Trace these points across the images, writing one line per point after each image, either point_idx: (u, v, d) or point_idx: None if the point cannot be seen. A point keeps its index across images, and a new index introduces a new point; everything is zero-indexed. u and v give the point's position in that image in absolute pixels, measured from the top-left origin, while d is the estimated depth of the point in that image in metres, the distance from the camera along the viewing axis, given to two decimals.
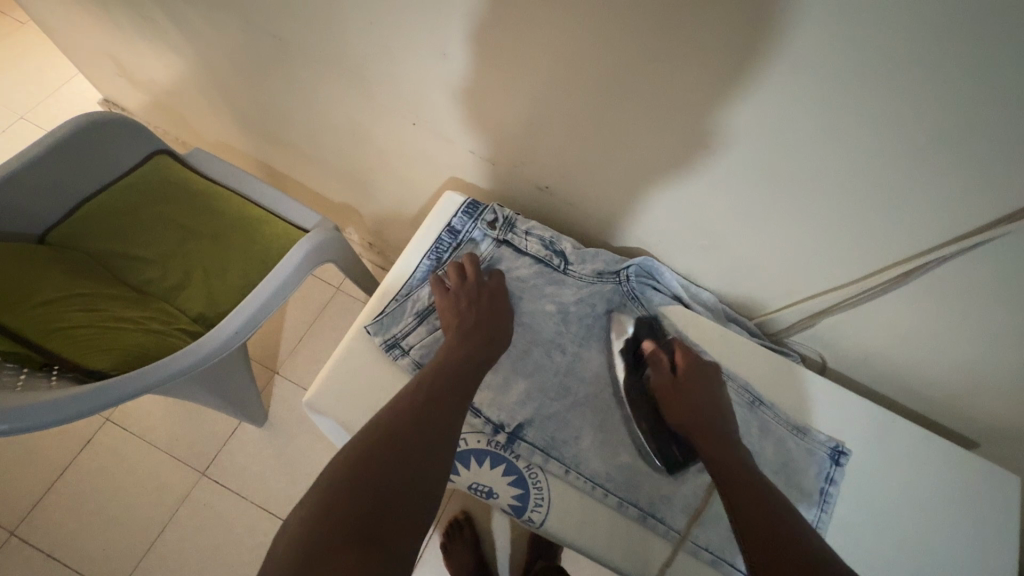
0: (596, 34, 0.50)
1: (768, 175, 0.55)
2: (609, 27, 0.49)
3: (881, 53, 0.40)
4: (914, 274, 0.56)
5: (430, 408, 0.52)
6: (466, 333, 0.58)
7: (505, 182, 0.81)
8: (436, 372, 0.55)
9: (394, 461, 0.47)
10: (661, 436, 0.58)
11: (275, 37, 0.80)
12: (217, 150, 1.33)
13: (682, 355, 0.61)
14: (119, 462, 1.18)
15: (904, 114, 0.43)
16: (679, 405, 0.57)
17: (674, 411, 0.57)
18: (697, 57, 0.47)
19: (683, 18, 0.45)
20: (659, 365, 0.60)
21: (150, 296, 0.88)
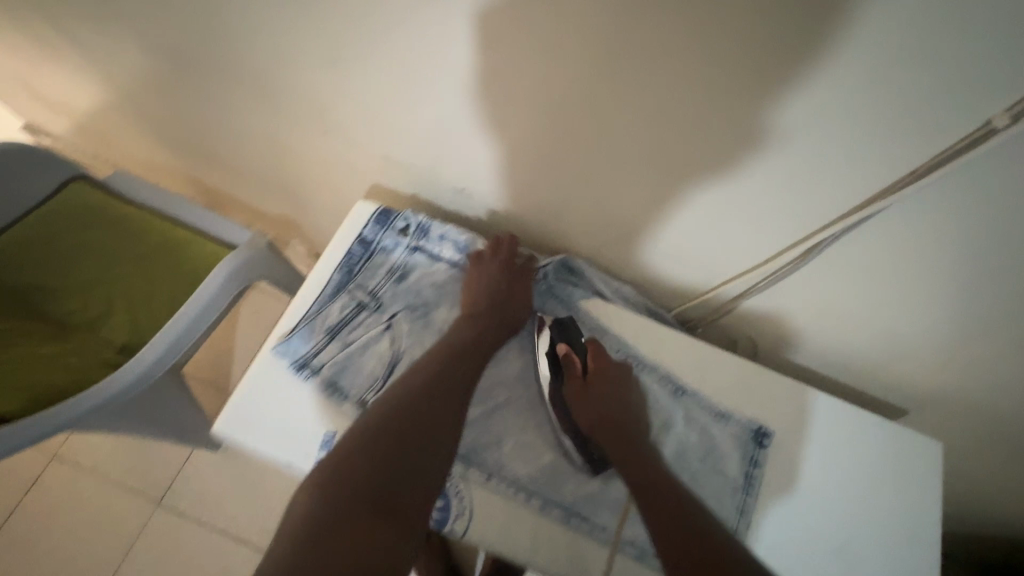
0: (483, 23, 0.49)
1: (667, 162, 0.55)
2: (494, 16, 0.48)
3: (751, 23, 0.40)
4: (817, 248, 0.57)
5: (450, 385, 0.55)
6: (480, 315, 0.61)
7: (427, 188, 0.80)
8: (453, 352, 0.57)
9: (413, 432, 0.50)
10: (581, 439, 0.57)
11: (178, 51, 0.78)
12: (148, 171, 1.29)
13: (594, 358, 0.60)
14: (69, 500, 1.15)
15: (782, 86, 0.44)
16: (590, 409, 0.57)
17: (584, 414, 0.57)
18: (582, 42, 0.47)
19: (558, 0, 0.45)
20: (570, 368, 0.60)
21: (73, 327, 0.85)
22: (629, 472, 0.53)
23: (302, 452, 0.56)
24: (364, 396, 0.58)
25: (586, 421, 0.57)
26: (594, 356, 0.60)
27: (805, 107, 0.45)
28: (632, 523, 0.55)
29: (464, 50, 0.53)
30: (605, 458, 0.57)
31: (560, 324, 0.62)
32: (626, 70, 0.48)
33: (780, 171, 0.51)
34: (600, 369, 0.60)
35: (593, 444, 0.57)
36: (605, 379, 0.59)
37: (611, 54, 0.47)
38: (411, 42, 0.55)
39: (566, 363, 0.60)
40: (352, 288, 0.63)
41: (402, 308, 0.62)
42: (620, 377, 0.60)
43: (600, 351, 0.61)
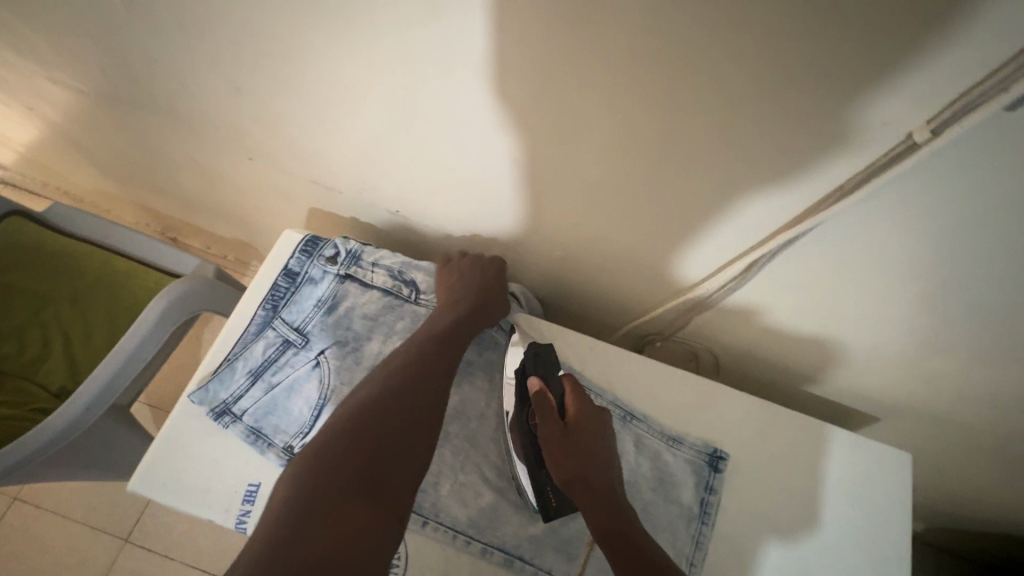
0: (380, 35, 0.46)
1: (595, 176, 0.53)
2: (389, 27, 0.45)
3: (643, 31, 0.37)
4: (756, 265, 0.54)
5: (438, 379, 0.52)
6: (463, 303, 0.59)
7: (368, 208, 0.77)
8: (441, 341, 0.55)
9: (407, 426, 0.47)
10: (543, 485, 0.52)
11: (100, 79, 0.74)
12: (99, 199, 1.25)
13: (573, 399, 0.54)
14: (30, 543, 1.11)
15: (691, 98, 0.40)
16: (564, 456, 0.51)
17: (556, 462, 0.51)
18: (481, 54, 0.44)
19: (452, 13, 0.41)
20: (545, 406, 0.53)
21: (6, 372, 0.81)
22: (603, 531, 0.47)
23: (223, 506, 0.52)
24: (291, 442, 0.54)
25: (562, 476, 0.50)
26: (572, 396, 0.54)
27: (717, 124, 0.41)
28: (580, 562, 0.52)
29: (370, 62, 0.50)
30: (559, 504, 0.52)
31: (537, 354, 0.57)
32: (530, 84, 0.45)
33: (708, 188, 0.48)
34: (580, 411, 0.54)
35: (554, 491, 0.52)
36: (584, 422, 0.53)
37: (512, 67, 0.44)
38: (318, 55, 0.52)
39: (539, 401, 0.54)
40: (276, 325, 0.59)
41: (332, 344, 0.59)
42: (599, 421, 0.54)
43: (578, 391, 0.55)
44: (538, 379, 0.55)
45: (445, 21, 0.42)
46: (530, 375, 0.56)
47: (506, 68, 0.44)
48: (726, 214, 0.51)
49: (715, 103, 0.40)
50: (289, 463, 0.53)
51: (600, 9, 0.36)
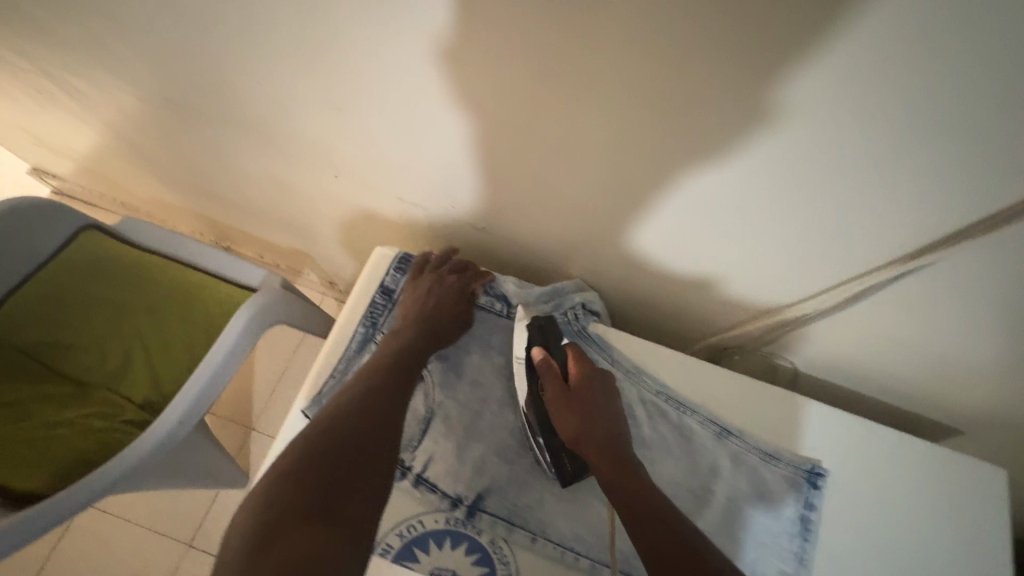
0: (507, 67, 0.47)
1: (707, 196, 0.53)
2: (518, 59, 0.45)
3: (802, 58, 0.37)
4: (868, 290, 0.55)
5: (390, 403, 0.52)
6: (419, 325, 0.60)
7: (446, 223, 0.78)
8: (389, 368, 0.55)
9: (354, 447, 0.47)
10: (558, 450, 0.56)
11: (180, 99, 0.75)
12: (156, 209, 1.27)
13: (575, 365, 0.59)
14: (98, 546, 1.14)
15: (838, 121, 0.41)
16: (570, 415, 0.55)
17: (563, 422, 0.55)
18: (615, 84, 0.44)
19: (599, 40, 0.41)
20: (549, 373, 0.58)
21: (90, 384, 0.82)
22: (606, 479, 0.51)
23: None
24: (403, 456, 0.56)
25: (569, 433, 0.54)
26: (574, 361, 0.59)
27: (867, 149, 0.42)
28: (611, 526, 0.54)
29: (485, 92, 0.50)
30: (575, 468, 0.55)
31: (539, 325, 0.61)
32: (662, 111, 0.45)
33: (829, 207, 0.49)
34: (583, 375, 0.58)
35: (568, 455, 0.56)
36: (585, 385, 0.57)
37: (647, 94, 0.44)
38: (428, 83, 0.52)
39: (544, 368, 0.58)
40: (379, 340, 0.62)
41: (433, 358, 0.61)
42: (600, 382, 0.58)
43: (580, 358, 0.59)
44: (542, 350, 0.60)
45: (590, 48, 0.42)
46: (533, 347, 0.60)
47: (640, 95, 0.45)
48: (845, 234, 0.51)
49: (866, 127, 0.40)
50: (402, 476, 0.55)
51: (770, 37, 0.36)
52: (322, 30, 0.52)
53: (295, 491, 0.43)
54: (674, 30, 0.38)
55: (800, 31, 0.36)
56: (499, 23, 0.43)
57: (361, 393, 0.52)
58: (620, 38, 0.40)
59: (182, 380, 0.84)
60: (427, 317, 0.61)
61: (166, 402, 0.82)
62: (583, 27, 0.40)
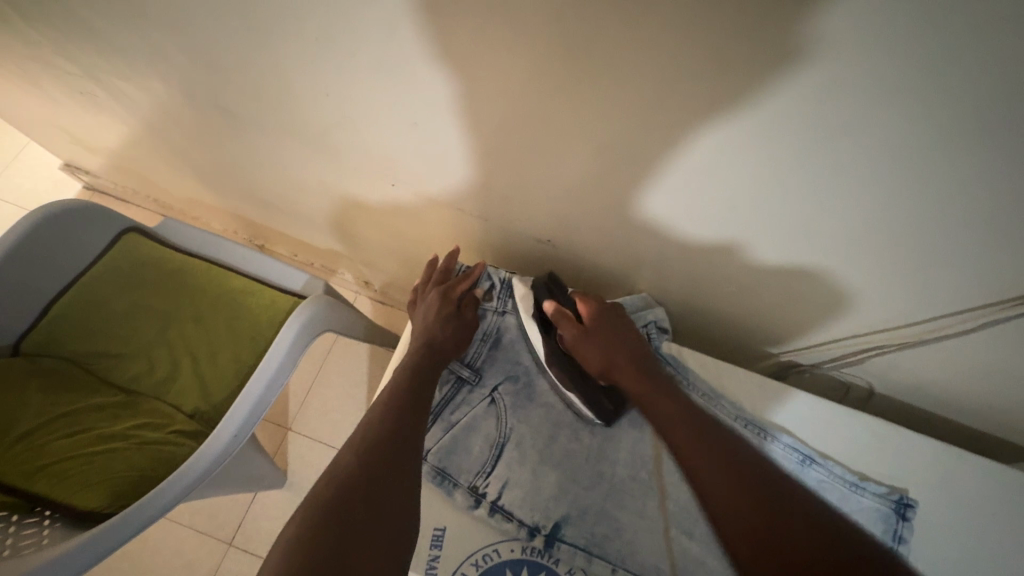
0: (615, 85, 0.44)
1: (806, 215, 0.50)
2: (629, 78, 0.42)
3: (969, 89, 0.34)
4: (972, 326, 0.52)
5: (405, 432, 0.50)
6: (425, 347, 0.58)
7: (503, 231, 0.75)
8: (410, 387, 0.54)
9: (370, 484, 0.45)
10: (595, 394, 0.56)
11: (228, 103, 0.72)
12: (190, 207, 1.25)
13: (584, 306, 0.58)
14: (141, 544, 1.15)
15: (991, 156, 0.37)
16: (595, 356, 0.56)
17: (590, 362, 0.56)
18: (737, 105, 0.41)
19: (717, 55, 0.38)
20: (564, 323, 0.58)
21: (139, 394, 0.82)
22: (657, 421, 0.53)
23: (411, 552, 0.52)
24: (475, 482, 0.54)
25: (598, 369, 0.56)
26: (584, 303, 0.58)
27: (1006, 177, 0.38)
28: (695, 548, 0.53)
29: (582, 108, 0.48)
30: (615, 405, 0.56)
31: (546, 285, 0.60)
32: (784, 134, 0.42)
33: (950, 239, 0.45)
34: (596, 315, 0.58)
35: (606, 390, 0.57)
36: (602, 320, 0.58)
37: (771, 116, 0.41)
38: (518, 97, 0.49)
39: (558, 320, 0.58)
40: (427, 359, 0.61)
41: (503, 379, 0.60)
42: (614, 317, 0.58)
43: (585, 296, 0.59)
44: (551, 303, 0.59)
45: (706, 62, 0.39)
46: (542, 303, 0.59)
47: (764, 117, 0.41)
48: (959, 266, 0.47)
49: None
50: (477, 505, 0.53)
51: (920, 57, 0.33)
52: (403, 42, 0.48)
53: (312, 536, 0.40)
54: (809, 49, 0.35)
55: (965, 55, 0.32)
56: (617, 41, 0.40)
57: (384, 413, 0.51)
58: (757, 60, 0.37)
59: (232, 389, 0.83)
60: (434, 337, 0.59)
61: (217, 412, 0.81)
62: (715, 49, 0.37)
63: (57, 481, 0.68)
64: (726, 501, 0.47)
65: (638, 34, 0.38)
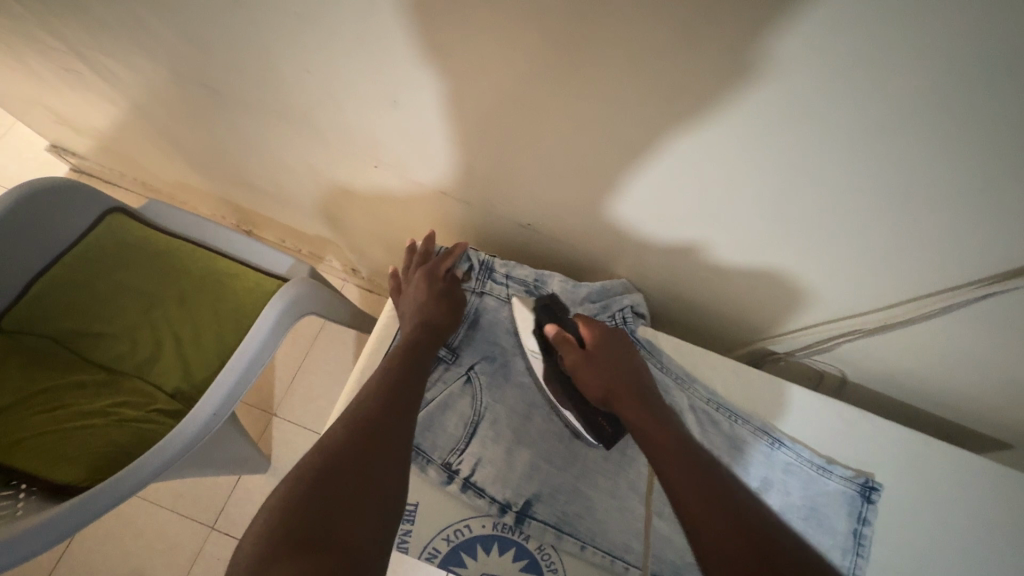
0: (588, 70, 0.44)
1: (774, 201, 0.50)
2: (602, 63, 0.43)
3: (926, 79, 0.34)
4: (936, 313, 0.54)
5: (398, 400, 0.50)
6: (418, 324, 0.59)
7: (486, 216, 0.75)
8: (398, 362, 0.55)
9: (365, 448, 0.45)
10: (594, 416, 0.56)
11: (212, 84, 0.72)
12: (178, 191, 1.25)
13: (587, 330, 0.58)
14: (123, 527, 1.15)
15: (949, 147, 0.38)
16: (594, 377, 0.55)
17: (588, 384, 0.55)
18: (706, 92, 0.42)
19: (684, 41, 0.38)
20: (565, 344, 0.57)
21: (121, 373, 0.82)
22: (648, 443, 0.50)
23: None
24: (448, 459, 0.55)
25: (595, 392, 0.55)
26: (587, 326, 0.58)
27: (964, 167, 0.39)
28: (662, 529, 0.54)
29: (557, 92, 0.48)
30: (614, 429, 0.56)
31: (545, 305, 0.60)
32: (752, 121, 0.43)
33: (914, 227, 0.46)
34: (598, 339, 0.57)
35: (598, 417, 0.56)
36: (603, 344, 0.57)
37: (740, 103, 0.41)
38: (497, 80, 0.49)
39: (560, 342, 0.57)
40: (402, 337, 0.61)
41: (479, 359, 0.61)
42: (617, 342, 0.57)
43: (590, 321, 0.59)
44: (553, 325, 0.59)
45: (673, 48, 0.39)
46: (544, 325, 0.59)
47: (732, 104, 0.42)
48: (924, 253, 0.48)
49: (980, 154, 0.38)
50: (449, 481, 0.54)
51: (878, 46, 0.33)
52: (382, 21, 0.48)
53: (310, 496, 0.41)
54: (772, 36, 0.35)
55: (922, 45, 0.32)
56: (589, 23, 0.40)
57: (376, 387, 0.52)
58: (725, 45, 0.37)
59: (214, 370, 0.83)
60: (428, 314, 0.59)
61: (197, 392, 0.81)
62: (685, 34, 0.38)
63: (33, 453, 0.68)
64: (704, 510, 0.43)
65: (610, 16, 0.39)
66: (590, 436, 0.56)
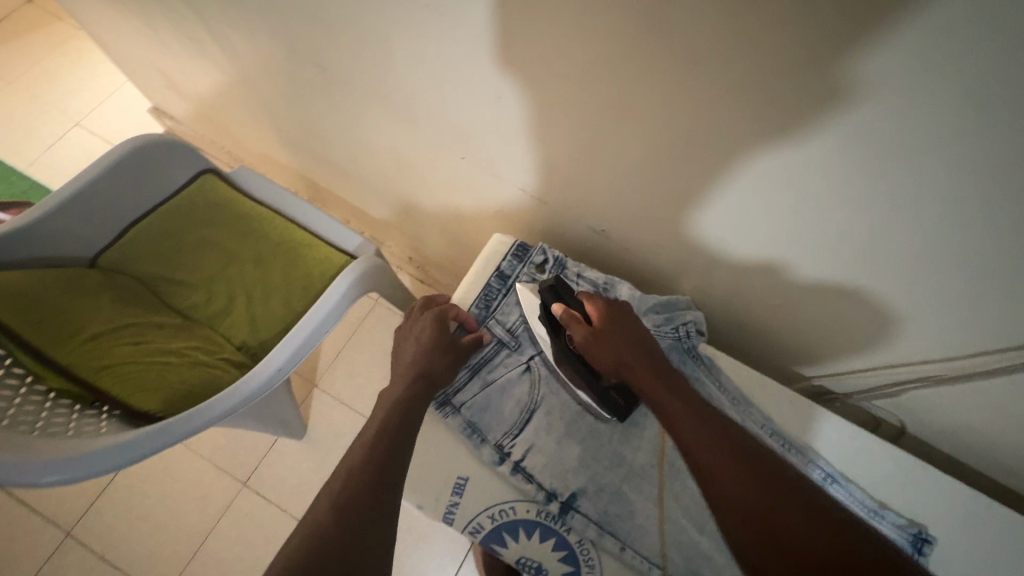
0: (704, 86, 0.45)
1: (861, 232, 0.50)
2: (717, 80, 0.44)
3: None
4: (1017, 368, 0.52)
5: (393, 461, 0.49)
6: (412, 381, 0.56)
7: (558, 219, 0.78)
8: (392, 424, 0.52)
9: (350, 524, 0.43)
10: (606, 390, 0.57)
11: (321, 65, 0.77)
12: (260, 162, 1.32)
13: (593, 305, 0.58)
14: (164, 469, 1.21)
15: None
16: (606, 349, 0.55)
17: (601, 359, 0.55)
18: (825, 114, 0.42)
19: (798, 65, 0.39)
20: (573, 323, 0.57)
21: (196, 321, 0.88)
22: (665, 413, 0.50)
23: (434, 495, 0.56)
24: (502, 441, 0.57)
25: (609, 364, 0.55)
26: (593, 302, 0.58)
27: None
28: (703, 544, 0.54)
29: (662, 106, 0.49)
30: (626, 401, 0.57)
31: (553, 288, 0.59)
32: (854, 150, 0.43)
33: (1006, 277, 0.46)
34: (606, 311, 0.57)
35: (608, 389, 0.57)
36: (610, 315, 0.57)
37: (845, 134, 0.42)
38: (603, 88, 0.51)
39: (569, 320, 0.57)
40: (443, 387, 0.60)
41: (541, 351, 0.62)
42: (624, 313, 0.57)
43: (592, 295, 0.58)
44: (560, 305, 0.58)
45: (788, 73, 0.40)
46: (551, 304, 0.59)
47: (842, 133, 0.42)
48: (1012, 305, 0.48)
49: None
50: (501, 462, 0.56)
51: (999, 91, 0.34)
52: (503, 22, 0.51)
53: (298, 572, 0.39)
54: (891, 73, 0.37)
55: None
56: (707, 44, 0.42)
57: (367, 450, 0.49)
58: (843, 74, 0.38)
59: (279, 330, 0.88)
60: (422, 371, 0.56)
61: (262, 348, 0.86)
62: (815, 54, 0.38)
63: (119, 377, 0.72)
64: (735, 495, 0.44)
65: (740, 33, 0.40)
66: (605, 412, 0.57)
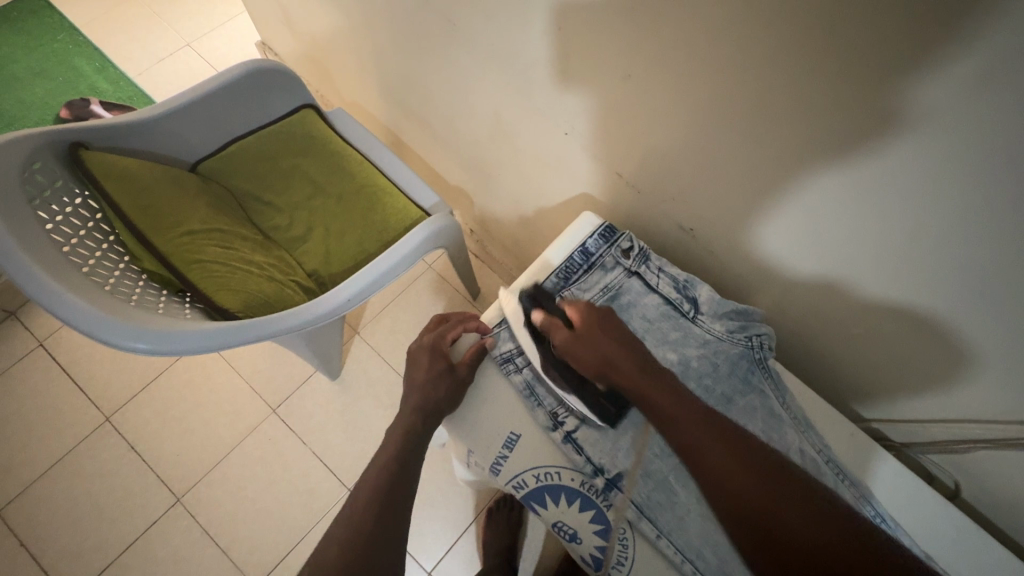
0: (862, 105, 0.43)
1: (970, 282, 0.49)
2: (869, 98, 0.42)
3: None
4: None
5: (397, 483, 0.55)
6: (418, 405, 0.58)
7: (643, 212, 0.78)
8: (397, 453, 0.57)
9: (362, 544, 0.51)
10: (594, 397, 0.58)
11: (446, 19, 0.79)
12: (351, 110, 1.37)
13: (574, 310, 0.60)
14: (204, 380, 1.27)
15: None
16: (585, 351, 0.57)
17: (583, 360, 0.57)
18: (994, 159, 0.39)
19: (959, 92, 0.38)
20: (554, 330, 0.59)
21: (277, 242, 0.93)
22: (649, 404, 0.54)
23: (485, 446, 0.59)
24: (557, 408, 0.59)
25: (591, 366, 0.56)
26: (572, 307, 0.60)
27: None
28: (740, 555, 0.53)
29: (794, 117, 0.48)
30: (618, 409, 0.57)
31: (532, 296, 0.63)
32: (991, 194, 0.41)
33: None
34: (586, 317, 0.59)
35: (604, 399, 0.58)
36: (589, 320, 0.59)
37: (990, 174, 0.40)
38: (738, 89, 0.50)
39: (550, 326, 0.59)
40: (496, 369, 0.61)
41: None
42: (604, 315, 0.59)
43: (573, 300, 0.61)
44: (539, 313, 0.60)
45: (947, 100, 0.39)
46: (531, 313, 0.61)
47: (984, 173, 0.41)
48: None
49: None
50: (554, 429, 0.58)
51: None
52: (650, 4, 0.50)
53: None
54: None
55: None
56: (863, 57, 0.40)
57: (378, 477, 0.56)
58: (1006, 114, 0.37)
59: (348, 266, 0.91)
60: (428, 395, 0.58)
61: (331, 281, 0.90)
62: (999, 89, 0.36)
63: (205, 274, 0.76)
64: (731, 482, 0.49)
65: (922, 54, 0.38)
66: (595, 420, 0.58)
